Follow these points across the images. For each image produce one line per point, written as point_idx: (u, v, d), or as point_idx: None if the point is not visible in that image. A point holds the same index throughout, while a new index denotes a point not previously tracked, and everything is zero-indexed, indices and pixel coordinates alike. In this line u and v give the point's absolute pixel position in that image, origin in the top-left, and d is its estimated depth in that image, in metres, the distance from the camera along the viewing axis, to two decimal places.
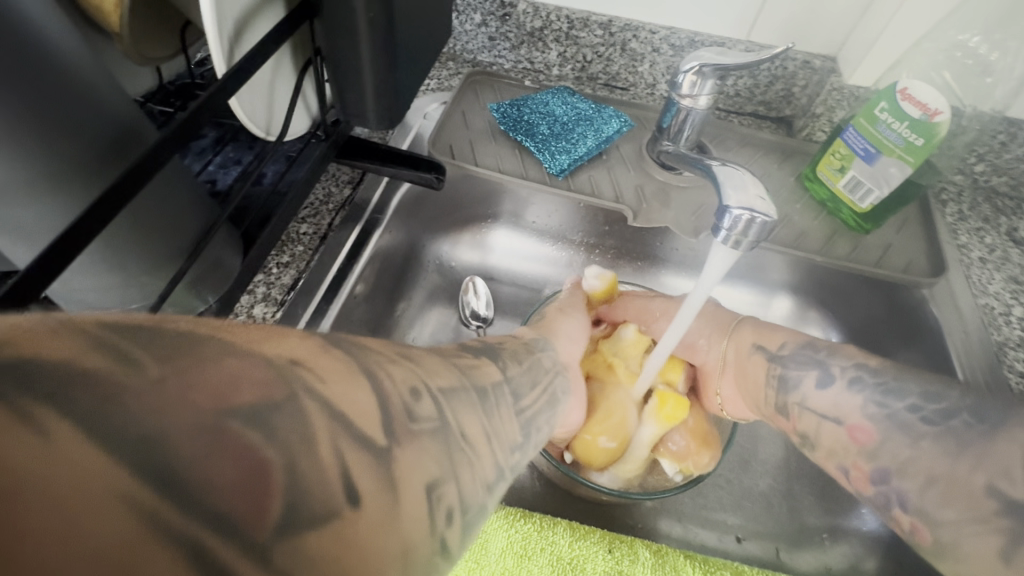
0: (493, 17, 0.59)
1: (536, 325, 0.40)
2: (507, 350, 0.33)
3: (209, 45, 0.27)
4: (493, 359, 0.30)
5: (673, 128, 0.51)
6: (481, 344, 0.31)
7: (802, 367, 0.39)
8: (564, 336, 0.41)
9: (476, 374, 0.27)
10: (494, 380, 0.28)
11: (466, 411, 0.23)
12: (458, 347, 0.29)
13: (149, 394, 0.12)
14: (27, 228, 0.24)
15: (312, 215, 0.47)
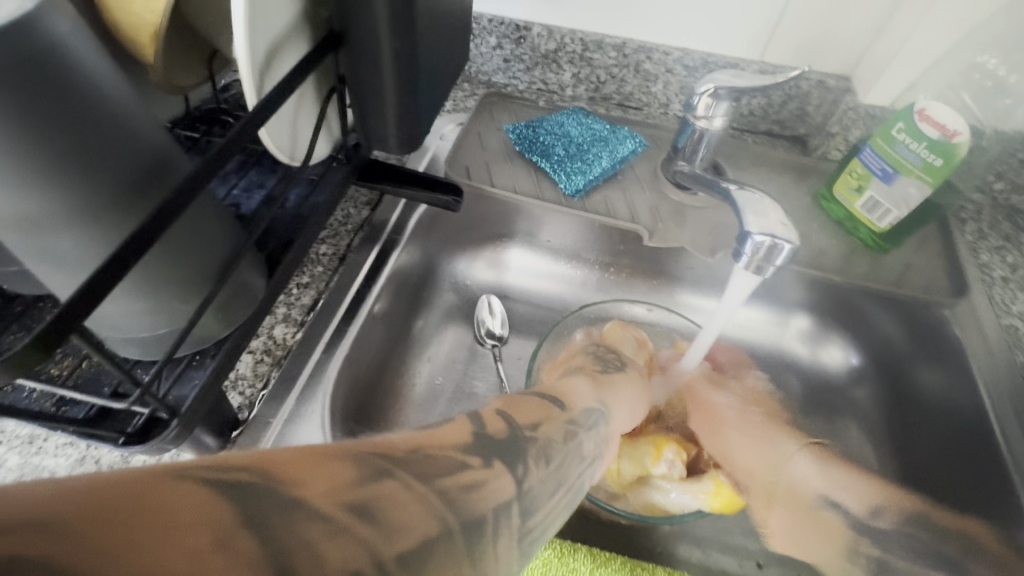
0: (508, 40, 0.60)
1: (596, 384, 0.40)
2: (554, 432, 0.32)
3: (242, 76, 0.28)
4: (511, 463, 0.27)
5: (688, 148, 0.51)
6: (510, 432, 0.29)
7: (913, 543, 0.37)
8: (620, 406, 0.40)
9: (483, 491, 0.24)
10: (506, 494, 0.25)
11: (484, 499, 0.24)
12: (475, 441, 0.27)
13: (178, 497, 0.15)
14: (64, 259, 0.24)
15: (331, 236, 0.48)
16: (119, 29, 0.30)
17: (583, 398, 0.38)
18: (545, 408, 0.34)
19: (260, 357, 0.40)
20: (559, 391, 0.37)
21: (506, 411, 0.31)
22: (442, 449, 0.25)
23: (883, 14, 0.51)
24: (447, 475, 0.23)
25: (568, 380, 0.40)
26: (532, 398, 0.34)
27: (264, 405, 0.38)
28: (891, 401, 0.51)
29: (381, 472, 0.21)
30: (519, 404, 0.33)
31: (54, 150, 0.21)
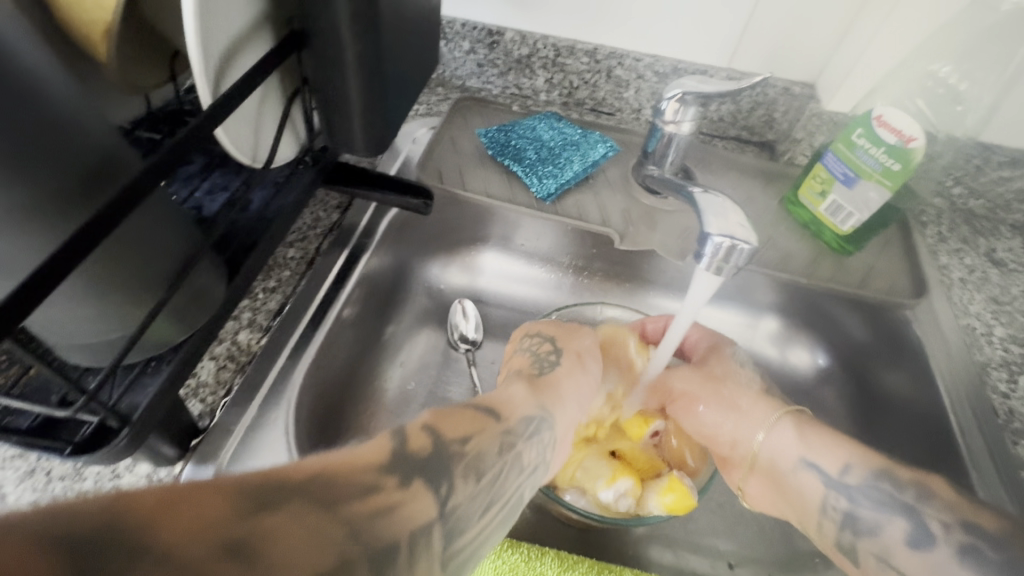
0: (481, 44, 0.61)
1: (536, 388, 0.38)
2: (488, 444, 0.31)
3: (195, 77, 0.27)
4: (436, 481, 0.27)
5: (657, 152, 0.51)
6: (435, 447, 0.28)
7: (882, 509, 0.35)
8: (563, 412, 0.38)
9: (399, 515, 0.24)
10: (427, 514, 0.26)
11: (395, 526, 0.24)
12: (392, 460, 0.27)
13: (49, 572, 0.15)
14: (5, 264, 0.23)
15: (299, 240, 0.48)
16: (69, 27, 0.29)
17: (521, 408, 0.35)
18: (477, 419, 0.32)
19: (224, 363, 0.39)
20: (494, 400, 0.35)
21: (434, 424, 0.30)
22: (353, 470, 0.25)
23: (844, 23, 0.52)
24: (352, 502, 0.23)
25: (503, 389, 0.37)
26: (466, 409, 0.32)
27: (226, 412, 0.37)
28: (856, 401, 0.52)
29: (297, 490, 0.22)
30: (438, 416, 0.31)
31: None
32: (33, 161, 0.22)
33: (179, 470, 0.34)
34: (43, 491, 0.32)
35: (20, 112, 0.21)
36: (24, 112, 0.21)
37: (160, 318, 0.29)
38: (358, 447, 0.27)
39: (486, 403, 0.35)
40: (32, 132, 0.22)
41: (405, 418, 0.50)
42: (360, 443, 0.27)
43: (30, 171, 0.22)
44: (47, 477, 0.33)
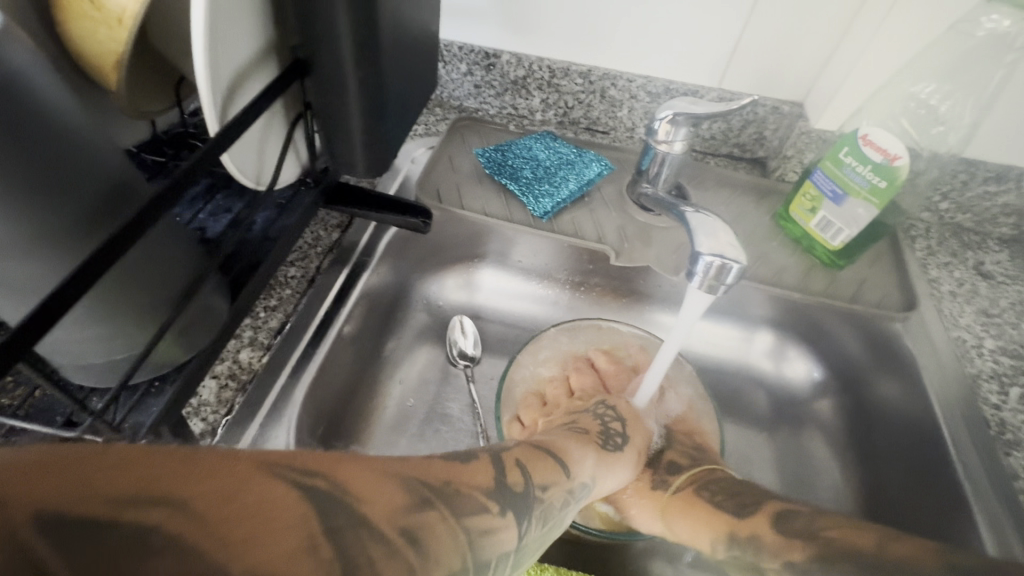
0: (478, 66, 0.62)
1: (602, 453, 0.42)
2: (559, 493, 0.35)
3: (204, 106, 0.29)
4: (519, 517, 0.30)
5: (651, 170, 0.53)
6: (525, 486, 0.32)
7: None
8: (613, 478, 0.42)
9: (493, 538, 0.27)
10: (509, 546, 0.28)
11: (495, 548, 0.27)
12: (496, 488, 0.30)
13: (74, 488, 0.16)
14: (17, 287, 0.24)
15: (300, 259, 0.48)
16: (81, 57, 0.30)
17: (583, 454, 0.41)
18: (554, 467, 0.36)
19: (225, 382, 0.40)
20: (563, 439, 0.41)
21: (526, 463, 0.34)
22: (464, 487, 0.28)
23: (830, 45, 0.54)
24: (469, 514, 0.27)
25: (569, 441, 0.41)
26: (543, 451, 0.37)
27: (227, 431, 0.38)
28: (851, 414, 0.52)
29: (426, 501, 0.25)
30: (531, 454, 0.35)
31: (3, 161, 0.21)
32: (50, 190, 0.23)
33: None
34: None
35: (41, 145, 0.22)
36: (44, 145, 0.22)
37: (166, 338, 0.30)
38: (470, 466, 0.30)
39: (555, 445, 0.40)
40: (52, 164, 0.22)
41: (404, 434, 0.50)
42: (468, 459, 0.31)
43: (35, 187, 0.22)
44: None
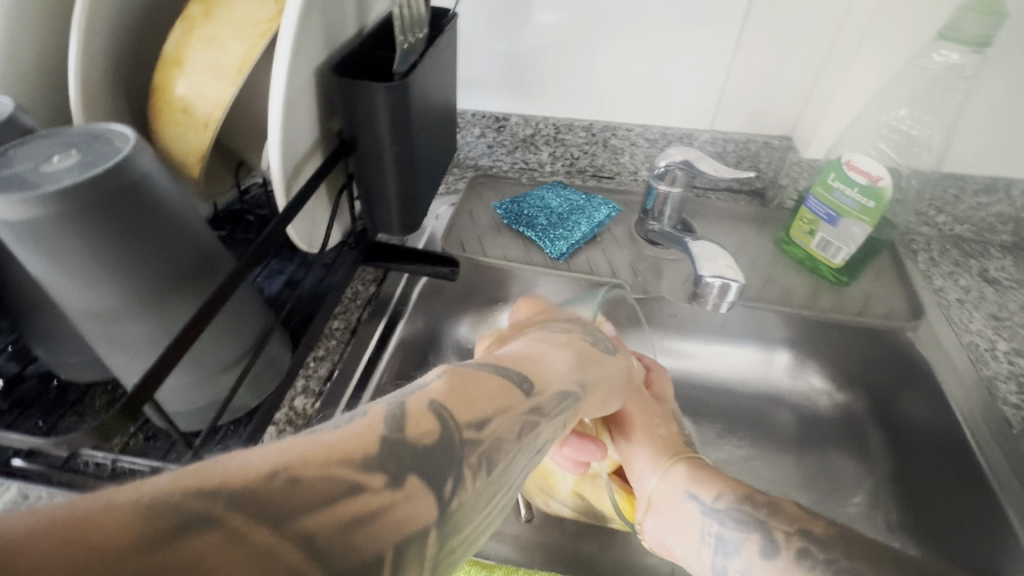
0: (490, 129, 0.69)
1: (580, 356, 0.34)
2: (508, 429, 0.25)
3: (275, 186, 0.35)
4: (438, 478, 0.21)
5: (656, 209, 0.58)
6: (444, 433, 0.23)
7: None
8: (598, 396, 0.33)
9: (384, 524, 0.19)
10: (424, 519, 0.20)
11: (502, 420, 0.25)
12: (385, 446, 0.21)
13: None
14: (134, 345, 0.29)
15: (343, 311, 0.53)
16: (169, 156, 0.36)
17: (553, 367, 0.31)
18: (503, 388, 0.27)
19: (283, 427, 0.43)
20: (525, 362, 0.30)
21: (446, 403, 0.24)
22: (338, 459, 0.20)
23: (809, 84, 0.59)
24: (326, 502, 0.18)
25: (549, 346, 0.33)
26: (496, 376, 0.27)
27: None
28: (878, 428, 0.53)
29: (419, 390, 0.24)
30: (470, 375, 0.26)
31: (129, 238, 0.26)
32: (166, 263, 0.28)
33: None
34: None
35: (162, 227, 0.27)
36: (166, 227, 0.27)
37: (243, 387, 0.35)
38: (351, 424, 0.21)
39: (521, 361, 0.30)
40: (169, 240, 0.28)
41: None
42: (352, 416, 0.22)
43: (147, 258, 0.27)
44: None
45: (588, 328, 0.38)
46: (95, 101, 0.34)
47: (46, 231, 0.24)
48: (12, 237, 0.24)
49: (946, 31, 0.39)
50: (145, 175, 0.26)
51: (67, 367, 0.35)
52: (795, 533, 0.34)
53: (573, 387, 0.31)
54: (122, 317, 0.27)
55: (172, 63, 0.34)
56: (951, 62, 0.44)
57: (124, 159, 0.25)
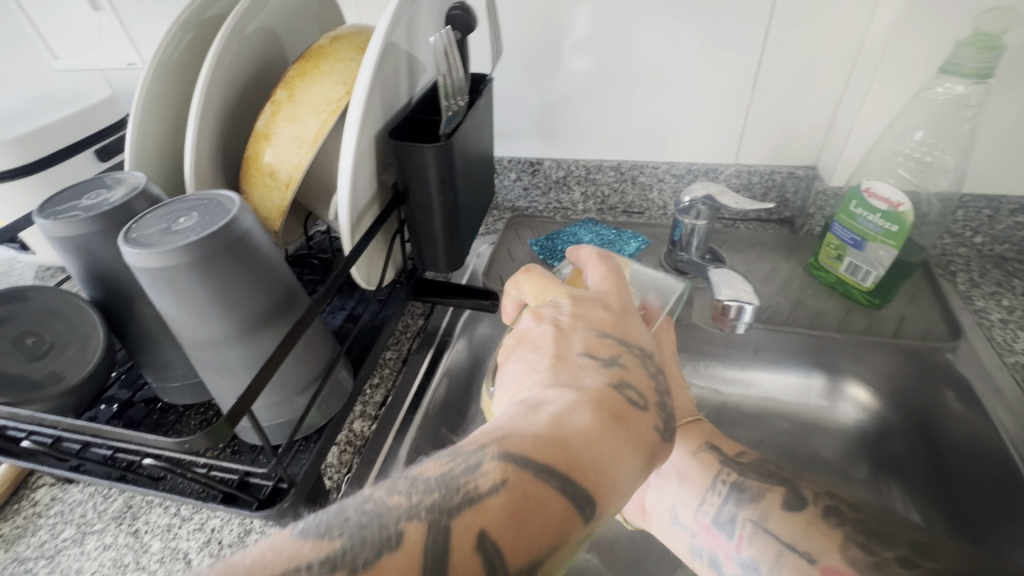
0: (525, 173, 0.75)
1: (647, 457, 0.33)
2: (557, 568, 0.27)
3: (342, 233, 0.41)
4: None
5: (683, 240, 0.61)
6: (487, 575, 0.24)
7: None
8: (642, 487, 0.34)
9: None
10: None
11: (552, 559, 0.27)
12: None
13: None
14: (232, 368, 0.35)
15: (395, 343, 0.59)
16: (256, 213, 0.43)
17: (621, 476, 0.31)
18: (565, 517, 0.27)
19: (344, 447, 0.48)
20: (599, 463, 0.30)
21: (497, 536, 0.26)
22: None
23: (829, 117, 0.62)
24: None
25: (616, 429, 0.32)
26: (560, 501, 0.27)
27: (349, 486, 0.46)
28: (922, 451, 0.52)
29: (473, 522, 0.25)
30: (534, 493, 0.27)
31: (233, 282, 0.32)
32: (259, 301, 0.34)
33: None
34: (218, 556, 0.42)
35: (257, 272, 0.33)
36: (260, 272, 0.34)
37: (314, 408, 0.40)
38: (392, 556, 0.24)
39: (590, 463, 0.30)
40: (262, 282, 0.34)
41: None
42: (396, 546, 0.24)
43: (245, 297, 0.33)
44: (219, 544, 0.43)
45: (658, 390, 0.37)
46: (199, 170, 0.42)
47: (172, 279, 0.30)
48: (147, 283, 0.31)
49: (947, 66, 0.42)
50: (247, 232, 0.33)
51: (169, 390, 0.41)
52: (822, 494, 0.41)
53: (631, 493, 0.31)
54: (225, 345, 0.34)
55: (262, 137, 0.41)
56: (956, 93, 0.47)
57: (232, 219, 0.32)
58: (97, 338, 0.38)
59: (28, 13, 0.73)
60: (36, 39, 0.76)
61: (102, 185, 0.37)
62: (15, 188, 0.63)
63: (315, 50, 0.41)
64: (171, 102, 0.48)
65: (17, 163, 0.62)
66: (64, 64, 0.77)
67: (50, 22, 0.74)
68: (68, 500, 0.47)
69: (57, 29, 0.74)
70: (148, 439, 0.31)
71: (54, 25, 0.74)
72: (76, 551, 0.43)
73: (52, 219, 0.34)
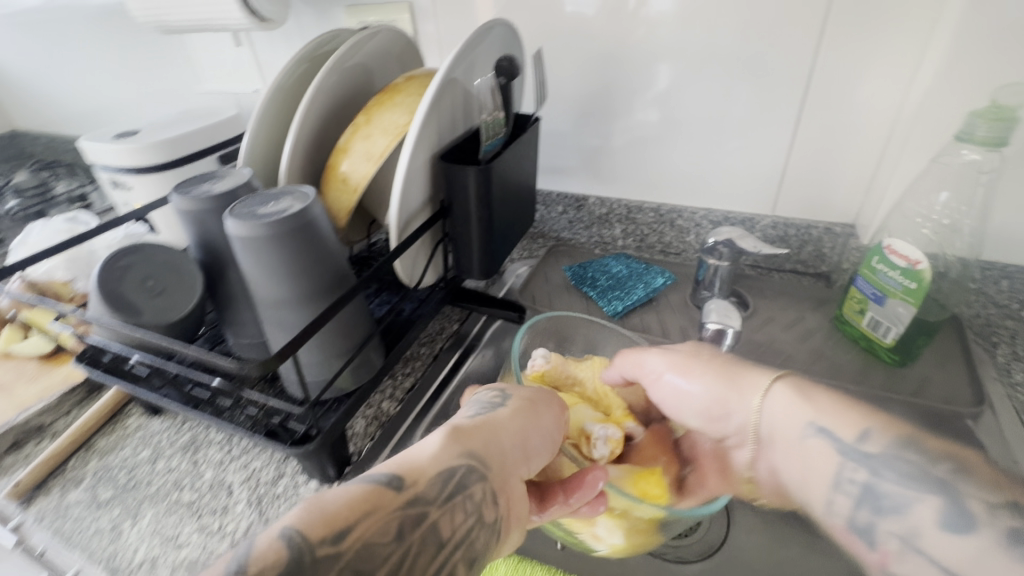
0: (570, 208, 0.82)
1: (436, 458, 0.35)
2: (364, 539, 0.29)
3: (391, 233, 0.49)
4: None
5: (706, 280, 0.65)
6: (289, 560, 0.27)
7: None
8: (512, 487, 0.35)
9: None
10: None
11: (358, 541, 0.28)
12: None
13: None
14: (287, 326, 0.43)
15: (429, 340, 0.66)
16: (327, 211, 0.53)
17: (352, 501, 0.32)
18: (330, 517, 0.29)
19: (370, 420, 0.55)
20: (347, 493, 0.31)
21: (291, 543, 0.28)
22: None
23: (867, 178, 0.64)
24: None
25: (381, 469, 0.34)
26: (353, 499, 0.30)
27: (367, 452, 0.52)
28: None
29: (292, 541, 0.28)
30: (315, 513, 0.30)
31: (298, 258, 0.41)
32: (317, 276, 0.42)
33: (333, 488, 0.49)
34: (254, 491, 0.49)
35: (319, 252, 0.42)
36: (321, 253, 0.42)
37: (345, 374, 0.47)
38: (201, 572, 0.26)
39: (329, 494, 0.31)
40: (321, 261, 0.42)
41: None
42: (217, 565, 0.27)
43: (307, 270, 0.42)
44: (256, 483, 0.50)
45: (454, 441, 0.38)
46: (289, 175, 0.53)
47: (255, 246, 0.39)
48: (238, 249, 0.40)
49: (961, 134, 0.44)
50: (314, 218, 0.41)
51: (240, 346, 0.51)
52: None
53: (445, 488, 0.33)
54: (286, 307, 0.42)
55: (342, 151, 0.51)
56: (973, 160, 0.49)
57: (306, 208, 0.41)
58: (196, 288, 0.48)
59: (187, 46, 0.92)
60: (190, 65, 0.94)
61: (219, 176, 0.48)
62: (156, 179, 0.79)
63: (392, 86, 0.51)
64: (279, 122, 0.60)
65: (162, 160, 0.78)
66: (207, 85, 0.96)
67: (202, 53, 0.92)
68: (149, 429, 0.57)
69: (207, 58, 0.92)
70: (222, 362, 0.38)
71: (205, 55, 0.92)
72: (149, 468, 0.53)
73: (182, 195, 0.45)
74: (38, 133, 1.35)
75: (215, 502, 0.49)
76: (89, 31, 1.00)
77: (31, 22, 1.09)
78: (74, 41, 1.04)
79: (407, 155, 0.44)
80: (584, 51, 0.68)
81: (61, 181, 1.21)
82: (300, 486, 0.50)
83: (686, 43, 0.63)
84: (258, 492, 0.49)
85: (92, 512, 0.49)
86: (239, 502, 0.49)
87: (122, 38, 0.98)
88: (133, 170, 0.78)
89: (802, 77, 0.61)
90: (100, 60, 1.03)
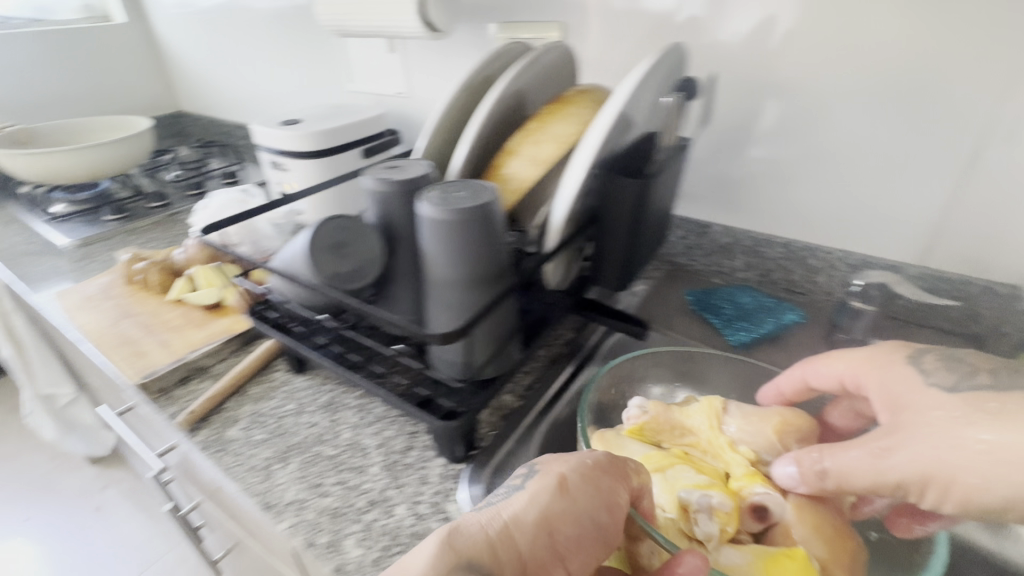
0: (693, 234, 0.81)
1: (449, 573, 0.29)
2: None
3: (548, 236, 0.51)
4: None
5: (847, 323, 0.62)
6: None
7: None
8: None
9: None
10: None
11: None
12: None
13: None
14: (450, 307, 0.46)
15: (548, 345, 0.68)
16: None
17: None
18: None
19: (493, 411, 0.58)
20: None
21: None
22: None
23: None
24: None
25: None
26: None
27: (491, 440, 0.54)
28: None
29: None
30: None
31: (473, 247, 0.44)
32: (487, 266, 0.45)
33: (461, 467, 0.51)
34: (390, 455, 0.53)
35: (492, 243, 0.45)
36: (493, 244, 0.45)
37: (490, 362, 0.50)
38: None
39: None
40: (491, 251, 0.45)
41: None
42: None
43: (479, 258, 0.45)
44: (391, 448, 0.54)
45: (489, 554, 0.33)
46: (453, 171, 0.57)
47: (452, 226, 0.43)
48: (426, 230, 0.44)
49: None
50: (492, 210, 0.44)
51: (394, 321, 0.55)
52: None
53: None
54: (455, 291, 0.45)
55: (510, 153, 0.54)
56: None
57: (488, 203, 0.44)
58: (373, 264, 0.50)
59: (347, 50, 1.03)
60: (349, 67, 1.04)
61: (400, 165, 0.53)
62: (312, 164, 0.88)
63: (563, 98, 0.54)
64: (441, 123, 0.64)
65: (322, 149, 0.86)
66: (361, 86, 1.05)
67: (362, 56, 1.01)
68: (294, 384, 0.63)
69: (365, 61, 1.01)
70: (445, 337, 0.42)
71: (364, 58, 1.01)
72: (295, 419, 0.58)
73: (371, 179, 0.50)
74: (199, 116, 1.53)
75: (354, 460, 0.53)
76: (269, 30, 1.13)
77: (219, 20, 1.24)
78: (254, 38, 1.18)
79: (599, 147, 0.46)
80: (736, 81, 0.68)
81: (217, 159, 1.36)
82: (429, 459, 0.52)
83: (853, 78, 0.62)
84: (392, 458, 0.53)
85: (247, 450, 0.55)
86: (375, 463, 0.52)
87: (295, 38, 1.10)
88: (299, 153, 0.87)
89: (983, 121, 0.56)
90: (273, 56, 1.17)
